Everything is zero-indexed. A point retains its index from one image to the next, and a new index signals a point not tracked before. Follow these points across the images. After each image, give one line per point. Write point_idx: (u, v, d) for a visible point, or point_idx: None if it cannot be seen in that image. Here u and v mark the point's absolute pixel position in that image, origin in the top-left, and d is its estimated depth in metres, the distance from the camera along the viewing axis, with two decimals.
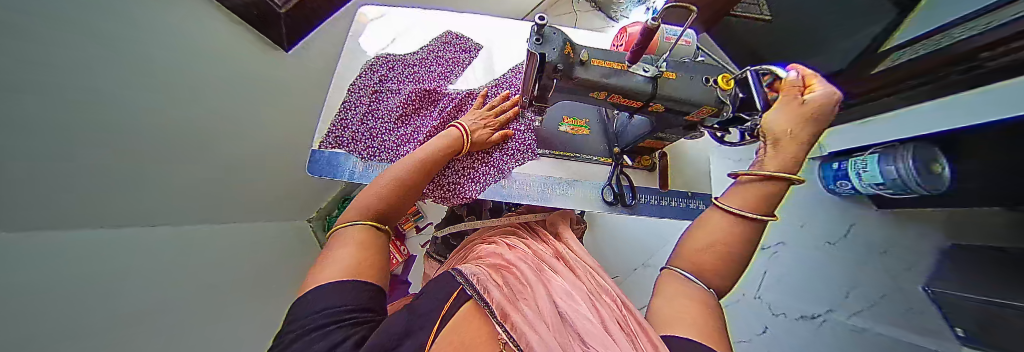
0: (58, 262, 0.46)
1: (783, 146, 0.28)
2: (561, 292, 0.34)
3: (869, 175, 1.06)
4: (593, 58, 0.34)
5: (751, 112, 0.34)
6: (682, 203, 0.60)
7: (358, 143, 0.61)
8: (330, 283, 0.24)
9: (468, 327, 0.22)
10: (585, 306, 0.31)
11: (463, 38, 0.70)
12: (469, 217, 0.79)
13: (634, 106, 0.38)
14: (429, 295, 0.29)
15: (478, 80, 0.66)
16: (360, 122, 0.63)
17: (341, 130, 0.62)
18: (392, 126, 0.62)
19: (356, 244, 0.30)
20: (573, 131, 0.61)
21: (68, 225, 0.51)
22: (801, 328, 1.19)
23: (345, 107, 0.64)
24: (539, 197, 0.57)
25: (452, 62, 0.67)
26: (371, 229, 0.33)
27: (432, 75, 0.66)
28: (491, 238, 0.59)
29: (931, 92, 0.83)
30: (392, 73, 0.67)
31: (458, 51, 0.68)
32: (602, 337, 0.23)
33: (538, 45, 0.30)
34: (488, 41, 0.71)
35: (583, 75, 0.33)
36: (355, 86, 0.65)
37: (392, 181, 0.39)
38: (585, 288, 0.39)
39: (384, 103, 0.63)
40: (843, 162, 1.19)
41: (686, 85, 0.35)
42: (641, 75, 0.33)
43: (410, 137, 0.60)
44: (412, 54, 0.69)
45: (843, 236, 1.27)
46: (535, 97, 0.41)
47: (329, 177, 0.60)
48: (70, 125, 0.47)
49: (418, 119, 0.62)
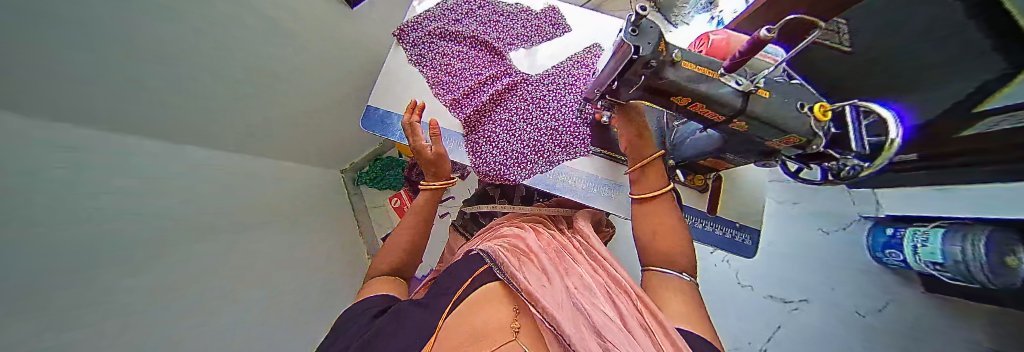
0: (109, 179, 0.47)
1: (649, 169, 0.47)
2: (579, 285, 0.39)
3: (929, 251, 0.97)
4: (685, 60, 0.33)
5: (841, 150, 0.33)
6: (726, 232, 0.58)
7: (421, 51, 0.67)
8: (372, 297, 0.41)
9: (489, 314, 0.31)
10: (601, 299, 0.36)
11: (560, 15, 0.69)
12: (499, 200, 0.82)
13: (715, 120, 0.37)
14: (472, 281, 0.38)
15: (540, 61, 0.64)
16: (431, 40, 0.68)
17: (414, 31, 0.68)
18: (452, 57, 0.66)
19: (376, 281, 0.44)
20: None
21: (134, 134, 0.56)
22: None
23: (429, 17, 0.70)
24: (580, 194, 0.57)
25: (536, 31, 0.67)
26: (388, 277, 0.47)
27: (510, 33, 0.67)
28: (518, 223, 0.62)
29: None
30: (480, 11, 0.70)
31: (548, 24, 0.68)
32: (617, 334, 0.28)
33: (634, 36, 0.29)
34: (563, 19, 0.69)
35: (672, 76, 0.33)
36: (449, 5, 0.71)
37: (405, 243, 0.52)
38: (600, 276, 0.44)
39: (442, 67, 0.65)
40: (899, 229, 1.10)
41: (779, 106, 0.32)
42: (732, 87, 0.31)
43: (464, 72, 0.64)
44: (510, 6, 0.71)
45: (879, 310, 1.14)
46: (609, 91, 0.41)
47: (379, 134, 0.63)
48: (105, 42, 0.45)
49: (475, 58, 0.65)
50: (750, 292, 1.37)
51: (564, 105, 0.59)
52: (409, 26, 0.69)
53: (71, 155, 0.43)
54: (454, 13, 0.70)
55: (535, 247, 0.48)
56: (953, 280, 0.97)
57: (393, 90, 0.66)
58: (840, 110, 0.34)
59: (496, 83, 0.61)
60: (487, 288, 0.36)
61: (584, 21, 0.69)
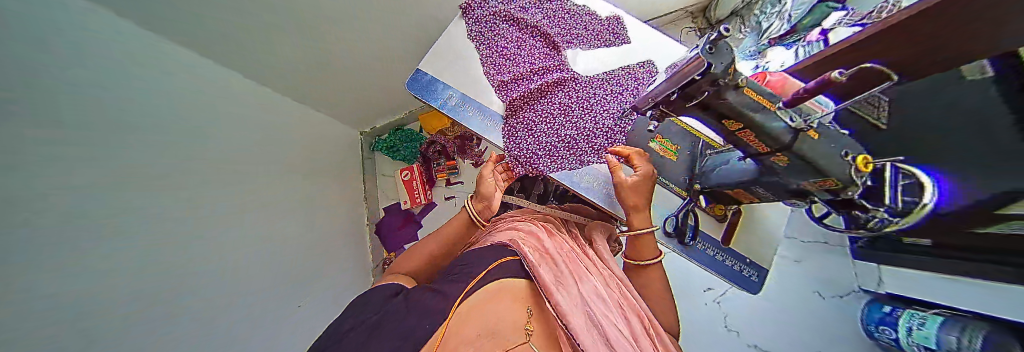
0: None
1: (638, 214, 0.53)
2: (593, 295, 0.43)
3: (922, 334, 0.99)
4: (748, 87, 0.34)
5: (876, 203, 0.35)
6: (736, 265, 0.59)
7: (482, 29, 0.69)
8: (381, 285, 0.45)
9: (506, 310, 0.33)
10: (615, 318, 0.40)
11: (622, 26, 0.70)
12: (517, 193, 0.85)
13: (758, 150, 0.38)
14: (497, 273, 0.41)
15: (592, 64, 0.66)
16: (494, 20, 0.69)
17: (479, 9, 0.70)
18: (511, 41, 0.67)
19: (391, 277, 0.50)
20: (662, 152, 0.60)
21: (159, 42, 0.55)
22: None
23: None
24: (600, 197, 0.59)
25: (596, 36, 0.69)
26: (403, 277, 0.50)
27: (571, 32, 0.68)
28: (534, 220, 0.64)
29: None
30: (547, 4, 0.71)
31: (609, 32, 0.69)
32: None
33: (710, 54, 0.30)
34: (624, 30, 0.70)
35: (733, 98, 0.34)
36: None
37: (429, 251, 0.59)
38: (612, 293, 0.47)
39: (498, 49, 0.67)
40: (899, 308, 1.11)
41: (829, 150, 0.33)
42: (784, 122, 0.33)
43: (519, 59, 0.65)
44: (576, 6, 0.72)
45: None
46: (665, 102, 0.43)
47: (423, 98, 0.66)
48: None
49: (533, 48, 0.66)
50: (736, 338, 1.35)
51: (607, 111, 0.60)
52: (475, 4, 0.70)
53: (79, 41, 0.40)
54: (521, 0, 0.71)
55: (552, 251, 0.51)
56: None
57: (445, 61, 0.69)
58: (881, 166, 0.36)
59: (546, 75, 0.63)
60: (503, 283, 0.39)
61: (644, 35, 0.70)
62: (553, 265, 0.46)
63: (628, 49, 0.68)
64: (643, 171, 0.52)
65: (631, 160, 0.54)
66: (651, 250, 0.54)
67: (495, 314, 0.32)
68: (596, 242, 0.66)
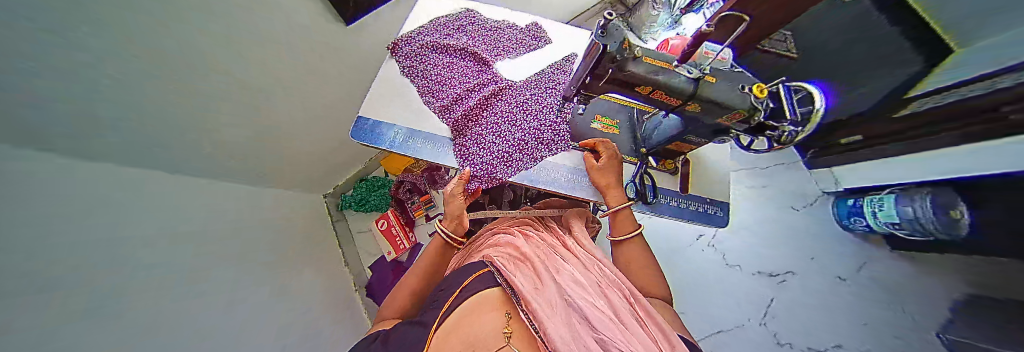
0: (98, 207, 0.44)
1: (612, 191, 0.57)
2: (572, 283, 0.45)
3: (886, 214, 1.11)
4: (644, 55, 0.37)
5: (778, 121, 0.40)
6: (699, 208, 0.64)
7: (411, 61, 0.70)
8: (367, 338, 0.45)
9: (482, 315, 0.35)
10: (592, 296, 0.42)
11: (541, 29, 0.75)
12: (489, 206, 0.87)
13: (672, 105, 0.42)
14: (474, 286, 0.43)
15: (522, 69, 0.69)
16: (421, 50, 0.71)
17: (406, 43, 0.71)
18: (442, 67, 0.69)
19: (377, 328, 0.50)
20: (603, 129, 0.65)
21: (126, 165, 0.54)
22: None
23: (419, 30, 0.73)
24: (564, 186, 0.61)
25: (519, 43, 0.73)
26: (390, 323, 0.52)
27: (496, 45, 0.72)
28: (509, 229, 0.68)
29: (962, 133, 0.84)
30: (468, 26, 0.75)
31: (531, 37, 0.74)
32: (604, 326, 0.35)
33: (602, 37, 0.33)
34: (543, 33, 0.75)
35: (635, 69, 0.37)
36: (437, 22, 0.74)
37: (413, 288, 0.58)
38: (590, 275, 0.50)
39: (433, 78, 0.68)
40: (858, 199, 1.23)
41: (723, 91, 0.39)
42: (686, 76, 0.37)
43: (454, 82, 0.67)
44: (495, 22, 0.76)
45: (856, 272, 1.26)
46: (582, 86, 0.45)
47: (370, 143, 0.64)
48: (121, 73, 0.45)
49: (464, 69, 0.69)
50: (740, 272, 1.42)
51: (545, 107, 0.64)
52: (400, 41, 0.71)
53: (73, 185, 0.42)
54: (443, 27, 0.74)
55: (527, 252, 0.53)
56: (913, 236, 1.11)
57: (384, 102, 0.68)
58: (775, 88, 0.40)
59: (483, 90, 0.66)
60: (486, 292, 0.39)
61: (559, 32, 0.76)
62: (527, 265, 0.49)
63: (551, 49, 0.73)
64: (610, 156, 0.57)
65: (598, 149, 0.58)
66: (627, 224, 0.59)
67: (482, 327, 0.32)
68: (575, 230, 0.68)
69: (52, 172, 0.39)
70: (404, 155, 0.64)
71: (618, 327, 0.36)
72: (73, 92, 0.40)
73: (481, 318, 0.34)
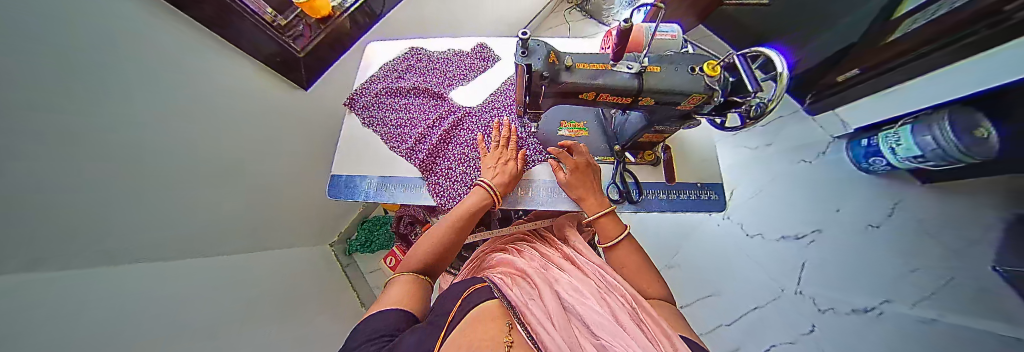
0: (97, 291, 0.46)
1: (587, 202, 0.55)
2: (570, 290, 0.44)
3: (905, 147, 1.03)
4: (578, 63, 0.39)
5: (742, 96, 0.37)
6: (692, 194, 0.62)
7: (368, 112, 0.72)
8: (383, 311, 0.37)
9: (483, 327, 0.28)
10: (591, 301, 0.40)
11: (486, 48, 0.80)
12: (478, 229, 0.87)
13: (625, 102, 0.41)
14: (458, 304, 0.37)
15: (473, 95, 0.72)
16: (377, 98, 0.73)
17: (360, 96, 0.74)
18: (400, 109, 0.71)
19: (401, 285, 0.44)
20: (573, 134, 0.66)
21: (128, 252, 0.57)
22: (851, 322, 1.12)
23: (371, 80, 0.77)
24: (546, 202, 0.62)
25: (470, 67, 0.76)
26: (416, 279, 0.46)
27: (449, 75, 0.76)
28: (503, 247, 0.66)
29: (952, 53, 0.86)
30: (417, 64, 0.79)
31: (479, 59, 0.78)
32: (609, 332, 0.33)
33: (524, 56, 0.36)
34: (490, 52, 0.79)
35: (570, 78, 0.38)
36: (387, 67, 0.78)
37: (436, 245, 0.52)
38: (588, 282, 0.48)
39: (393, 122, 0.70)
40: (873, 138, 1.18)
41: (670, 75, 0.36)
42: (626, 72, 0.37)
43: (415, 121, 0.69)
44: (440, 53, 0.80)
45: (886, 216, 1.21)
46: (529, 105, 0.46)
47: (347, 198, 0.64)
48: (96, 160, 0.47)
49: (422, 106, 0.71)
50: (763, 240, 1.36)
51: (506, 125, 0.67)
52: (355, 94, 0.74)
53: (69, 273, 0.44)
54: (393, 72, 0.77)
55: (523, 267, 0.51)
56: (941, 166, 1.02)
57: (353, 155, 0.68)
58: (730, 60, 0.37)
59: (444, 122, 0.68)
60: (483, 305, 0.34)
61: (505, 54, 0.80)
62: (524, 279, 0.46)
63: (502, 66, 0.77)
64: (574, 166, 0.55)
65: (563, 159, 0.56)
66: (614, 227, 0.54)
67: (477, 334, 0.27)
68: (571, 240, 0.65)
69: (64, 258, 0.45)
70: (383, 203, 0.64)
71: (619, 331, 0.33)
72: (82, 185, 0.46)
73: (478, 326, 0.28)
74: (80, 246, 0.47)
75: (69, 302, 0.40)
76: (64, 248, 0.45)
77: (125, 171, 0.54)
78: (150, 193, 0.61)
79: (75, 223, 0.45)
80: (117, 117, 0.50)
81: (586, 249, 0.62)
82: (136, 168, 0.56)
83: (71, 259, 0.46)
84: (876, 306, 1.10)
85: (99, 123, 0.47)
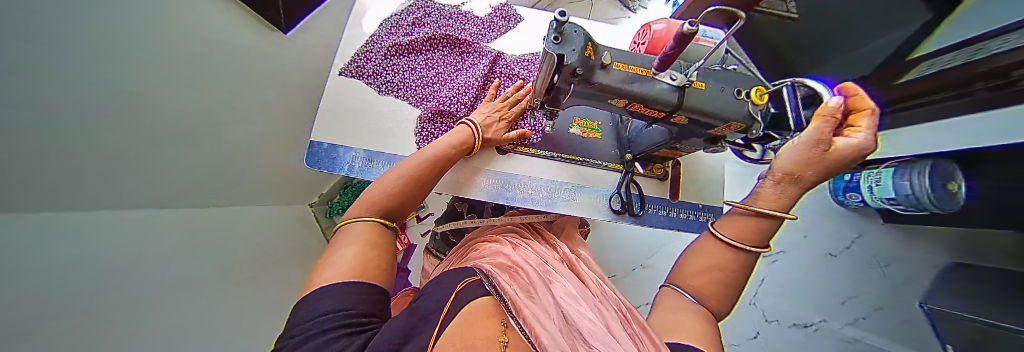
0: (43, 253, 0.42)
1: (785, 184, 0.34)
2: (567, 295, 0.39)
3: (880, 188, 1.05)
4: (614, 61, 0.40)
5: (781, 132, 0.38)
6: (692, 215, 0.76)
7: (377, 77, 0.75)
8: (331, 286, 0.28)
9: (479, 324, 0.22)
10: (587, 308, 0.36)
11: (506, 7, 0.86)
12: (469, 215, 0.85)
13: (659, 115, 0.44)
14: (428, 298, 0.31)
15: (518, 47, 0.83)
16: (384, 58, 0.76)
17: (363, 61, 0.75)
18: (418, 67, 0.77)
19: (358, 245, 0.35)
20: (583, 132, 0.76)
21: (69, 206, 0.50)
22: (793, 335, 1.24)
23: (372, 41, 0.77)
24: (546, 202, 0.72)
25: (489, 26, 0.84)
26: (376, 227, 0.41)
27: (467, 32, 0.82)
28: (495, 237, 0.62)
29: (943, 111, 0.93)
30: (426, 17, 0.81)
31: (500, 18, 0.85)
32: (604, 337, 0.28)
33: (556, 44, 0.35)
34: (511, 11, 0.86)
35: (600, 77, 0.40)
36: (390, 22, 0.80)
37: (405, 181, 0.48)
38: (583, 289, 0.44)
39: (416, 82, 0.76)
40: (857, 173, 1.17)
41: (712, 98, 0.40)
42: (669, 83, 0.39)
43: (437, 78, 0.76)
44: (453, 7, 0.84)
45: (846, 248, 1.27)
46: (549, 98, 0.47)
47: (327, 170, 0.66)
48: (28, 103, 0.40)
49: (446, 62, 0.78)
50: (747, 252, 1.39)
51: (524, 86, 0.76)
52: (360, 59, 0.75)
53: (17, 230, 0.40)
54: (398, 28, 0.80)
55: (518, 263, 0.46)
56: (909, 211, 1.04)
57: (340, 126, 0.69)
58: (776, 90, 0.37)
59: (472, 75, 0.76)
60: (474, 297, 0.27)
61: (535, 36, 0.85)
62: (520, 274, 0.41)
63: (521, 27, 0.85)
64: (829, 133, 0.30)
65: (857, 118, 0.28)
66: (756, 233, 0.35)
67: (469, 332, 0.21)
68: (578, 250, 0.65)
69: (12, 214, 0.40)
70: (366, 180, 0.67)
71: (618, 341, 0.28)
72: (16, 131, 0.39)
73: (469, 324, 0.22)
74: (20, 204, 0.41)
75: (15, 268, 0.37)
76: (6, 201, 0.39)
77: (54, 115, 0.44)
78: (93, 139, 0.52)
79: (9, 182, 0.39)
80: (31, 53, 0.39)
81: (589, 257, 0.62)
82: (68, 115, 0.47)
83: (16, 214, 0.41)
84: (815, 323, 1.23)
85: (22, 59, 0.37)
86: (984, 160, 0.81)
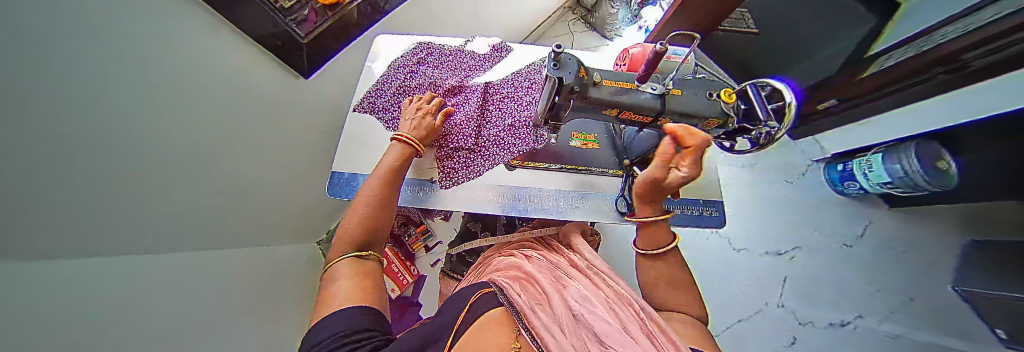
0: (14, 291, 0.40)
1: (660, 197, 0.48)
2: (579, 298, 0.40)
3: (875, 175, 1.07)
4: (604, 79, 0.47)
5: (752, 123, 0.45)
6: (697, 210, 0.79)
7: (388, 111, 0.83)
8: (339, 311, 0.31)
9: (493, 334, 0.23)
10: (601, 308, 0.37)
11: (498, 42, 0.98)
12: (484, 233, 0.87)
13: (646, 121, 0.50)
14: (443, 313, 0.32)
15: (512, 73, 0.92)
16: (393, 93, 0.85)
17: (374, 99, 0.84)
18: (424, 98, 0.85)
19: (346, 279, 0.40)
20: (583, 144, 0.82)
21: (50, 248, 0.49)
22: (827, 336, 1.15)
23: (382, 80, 0.87)
24: (557, 211, 0.75)
25: (485, 58, 0.95)
26: (355, 259, 0.46)
27: (466, 64, 0.92)
28: (508, 251, 0.64)
29: (900, 99, 1.02)
30: (428, 56, 0.93)
31: (494, 51, 0.97)
32: (620, 336, 0.28)
33: (555, 69, 0.42)
34: (503, 44, 0.98)
35: (595, 93, 0.46)
36: (397, 64, 0.90)
37: (371, 203, 0.54)
38: (597, 292, 0.46)
39: None
40: (848, 163, 1.21)
41: (687, 100, 0.46)
42: (651, 92, 0.46)
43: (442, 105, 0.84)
44: (452, 46, 0.96)
45: (858, 236, 1.25)
46: (552, 115, 0.53)
47: (348, 197, 0.70)
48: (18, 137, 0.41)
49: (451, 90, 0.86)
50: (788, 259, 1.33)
51: (522, 105, 0.83)
52: (372, 96, 0.85)
53: None
54: (405, 67, 0.90)
55: (530, 272, 0.48)
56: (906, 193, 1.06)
57: (357, 158, 0.75)
58: (744, 89, 0.44)
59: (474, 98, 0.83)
60: (488, 309, 0.28)
61: (524, 64, 0.95)
62: (532, 284, 0.43)
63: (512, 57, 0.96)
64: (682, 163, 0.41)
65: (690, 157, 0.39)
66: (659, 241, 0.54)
67: (481, 344, 0.21)
68: (576, 244, 0.67)
69: None
70: None
71: (635, 340, 0.28)
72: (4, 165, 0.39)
73: (483, 335, 0.23)
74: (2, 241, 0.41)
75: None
76: None
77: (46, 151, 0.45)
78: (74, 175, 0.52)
79: None
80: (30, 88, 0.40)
81: (591, 256, 0.62)
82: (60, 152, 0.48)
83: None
84: (850, 320, 1.13)
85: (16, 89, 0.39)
86: (974, 138, 0.86)
